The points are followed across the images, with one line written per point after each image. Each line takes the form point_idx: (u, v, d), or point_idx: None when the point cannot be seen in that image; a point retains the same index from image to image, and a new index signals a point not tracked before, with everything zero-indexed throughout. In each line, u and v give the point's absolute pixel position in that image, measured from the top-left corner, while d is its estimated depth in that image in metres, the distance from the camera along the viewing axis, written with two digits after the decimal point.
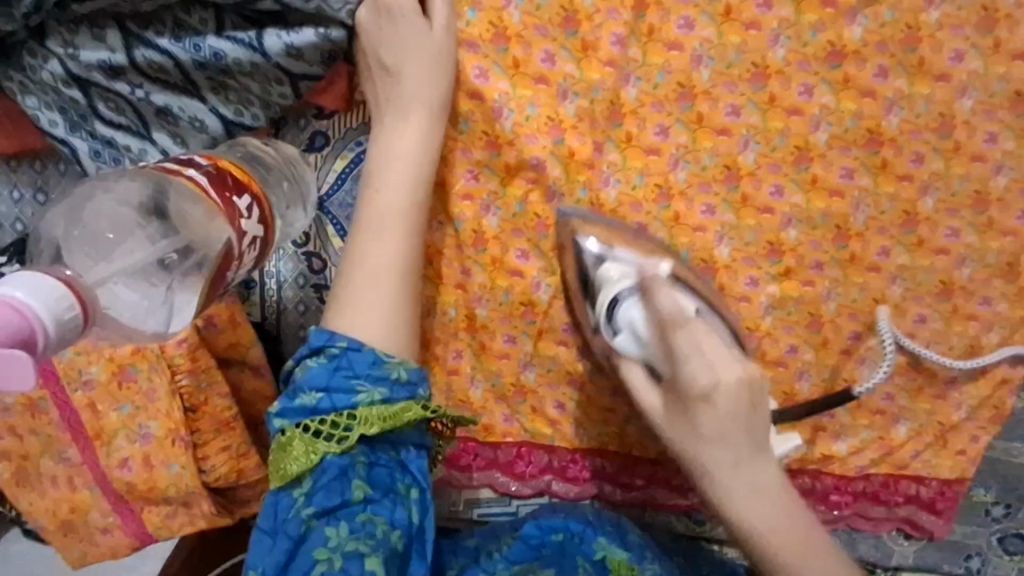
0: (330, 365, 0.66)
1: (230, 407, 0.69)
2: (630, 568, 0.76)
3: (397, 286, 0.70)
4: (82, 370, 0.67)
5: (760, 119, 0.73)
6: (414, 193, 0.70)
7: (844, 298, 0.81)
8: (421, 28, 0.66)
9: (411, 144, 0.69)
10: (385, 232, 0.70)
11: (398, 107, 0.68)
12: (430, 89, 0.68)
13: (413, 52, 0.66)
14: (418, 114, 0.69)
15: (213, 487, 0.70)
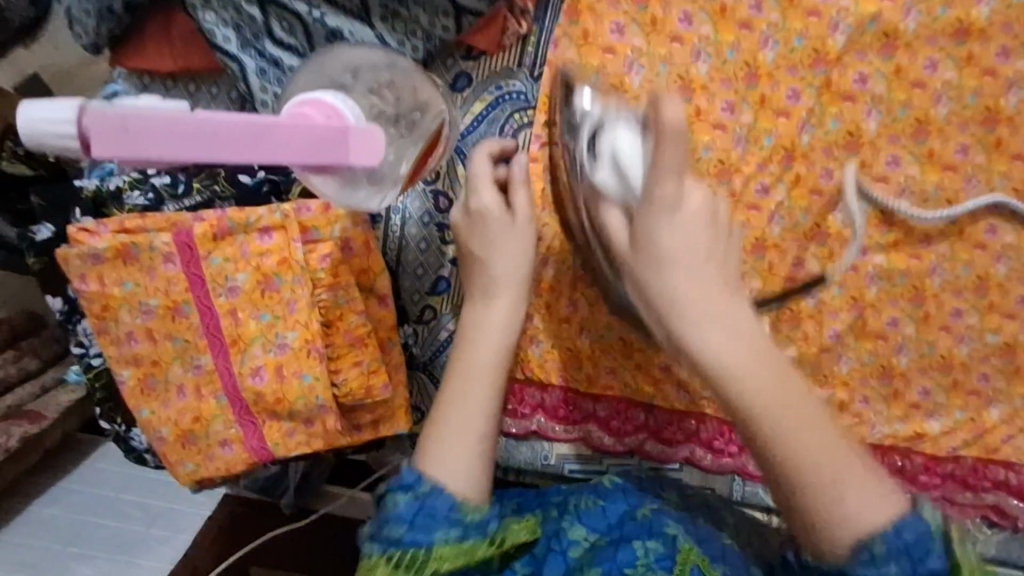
0: (414, 503, 0.61)
1: (365, 323, 0.71)
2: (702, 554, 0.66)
3: (477, 449, 0.65)
4: (229, 277, 0.69)
5: (886, 89, 0.77)
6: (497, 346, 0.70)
7: (949, 274, 0.83)
8: (506, 223, 0.70)
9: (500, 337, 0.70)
10: (465, 398, 0.67)
11: (485, 281, 0.70)
12: (515, 259, 0.70)
13: (500, 242, 0.70)
14: (500, 295, 0.70)
15: (342, 401, 0.71)
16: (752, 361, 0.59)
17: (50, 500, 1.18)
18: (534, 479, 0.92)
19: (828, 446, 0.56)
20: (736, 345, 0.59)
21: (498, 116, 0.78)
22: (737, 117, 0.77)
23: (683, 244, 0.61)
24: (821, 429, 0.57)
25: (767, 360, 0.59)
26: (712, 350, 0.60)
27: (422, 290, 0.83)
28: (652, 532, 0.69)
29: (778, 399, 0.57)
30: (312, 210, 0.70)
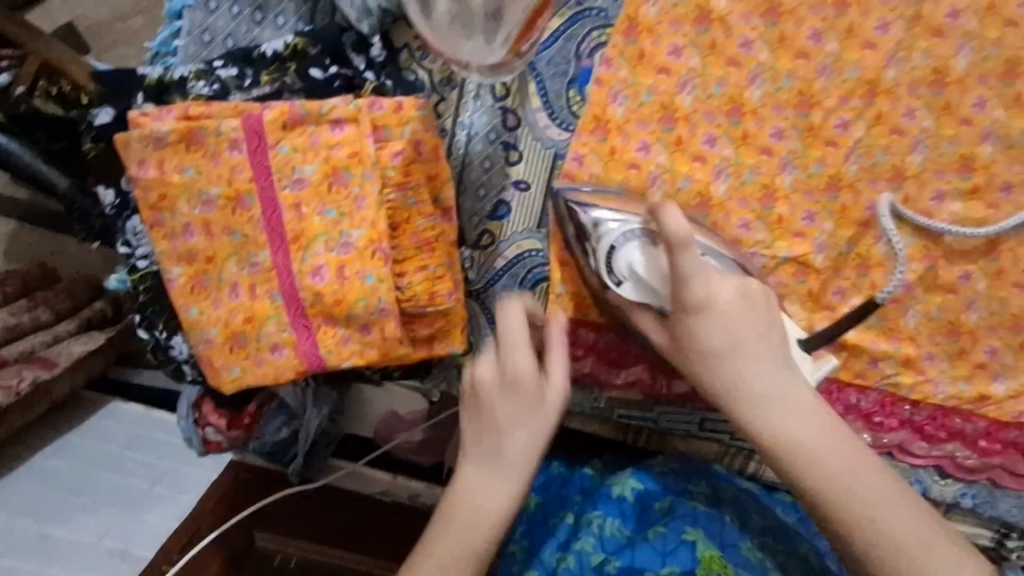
0: None
1: (434, 227, 0.68)
2: (723, 564, 0.68)
3: None
4: (295, 168, 0.66)
5: (978, 24, 0.76)
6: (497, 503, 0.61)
7: None
8: (538, 395, 0.63)
9: (498, 504, 0.61)
10: (454, 562, 0.58)
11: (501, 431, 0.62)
12: (533, 449, 0.63)
13: (525, 419, 0.63)
14: (517, 473, 0.62)
15: (406, 307, 0.68)
16: (856, 473, 0.56)
17: (52, 453, 1.02)
18: (579, 423, 0.91)
19: (853, 471, 0.57)
20: (779, 380, 0.61)
21: (578, 32, 0.77)
22: (825, 45, 0.77)
23: (727, 336, 0.62)
24: (855, 464, 0.57)
25: (809, 413, 0.59)
26: (785, 432, 0.59)
27: (482, 214, 0.81)
28: (665, 554, 0.69)
29: (871, 495, 0.55)
30: (383, 108, 0.68)
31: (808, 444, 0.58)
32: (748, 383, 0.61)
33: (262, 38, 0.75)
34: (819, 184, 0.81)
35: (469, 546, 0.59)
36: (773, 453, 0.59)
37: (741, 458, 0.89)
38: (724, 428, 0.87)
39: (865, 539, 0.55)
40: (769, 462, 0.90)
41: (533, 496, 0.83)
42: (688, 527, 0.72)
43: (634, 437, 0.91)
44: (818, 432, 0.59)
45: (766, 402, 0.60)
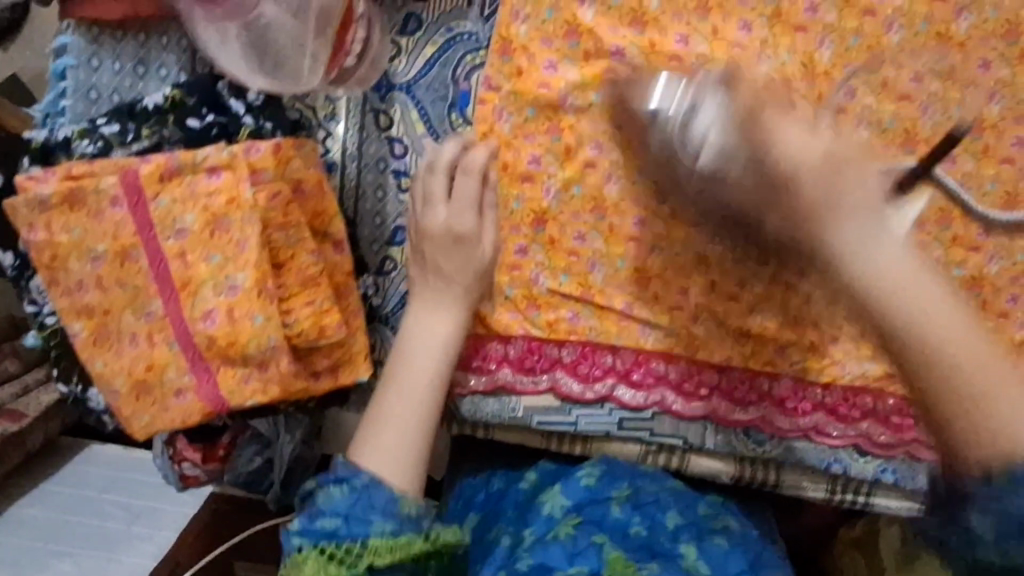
0: (351, 495, 0.68)
1: (316, 263, 0.70)
2: (625, 564, 0.71)
3: (415, 445, 0.73)
4: (177, 218, 0.68)
5: (836, 17, 0.80)
6: (423, 430, 0.74)
7: (913, 208, 0.83)
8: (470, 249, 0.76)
9: (442, 332, 0.76)
10: (387, 447, 0.72)
11: (443, 309, 0.76)
12: (462, 281, 0.76)
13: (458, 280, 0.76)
14: (451, 310, 0.76)
15: (295, 343, 0.70)
16: (944, 315, 0.50)
17: (27, 501, 1.16)
18: (502, 432, 0.91)
19: (978, 358, 0.50)
20: (896, 260, 0.51)
21: (452, 57, 0.78)
22: (693, 47, 0.78)
23: (891, 260, 0.51)
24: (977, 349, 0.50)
25: (925, 293, 0.51)
26: (873, 266, 0.51)
27: (381, 240, 0.82)
28: (574, 556, 0.72)
29: (957, 330, 0.50)
30: (261, 151, 0.70)
31: (926, 314, 0.50)
32: (873, 253, 0.52)
33: (147, 91, 0.77)
34: None
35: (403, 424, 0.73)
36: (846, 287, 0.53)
37: (664, 454, 0.92)
38: (642, 424, 0.89)
39: (954, 387, 0.50)
40: (691, 457, 0.92)
41: (473, 514, 0.88)
42: (598, 531, 0.76)
43: (558, 442, 0.91)
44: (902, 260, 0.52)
45: (892, 234, 0.53)
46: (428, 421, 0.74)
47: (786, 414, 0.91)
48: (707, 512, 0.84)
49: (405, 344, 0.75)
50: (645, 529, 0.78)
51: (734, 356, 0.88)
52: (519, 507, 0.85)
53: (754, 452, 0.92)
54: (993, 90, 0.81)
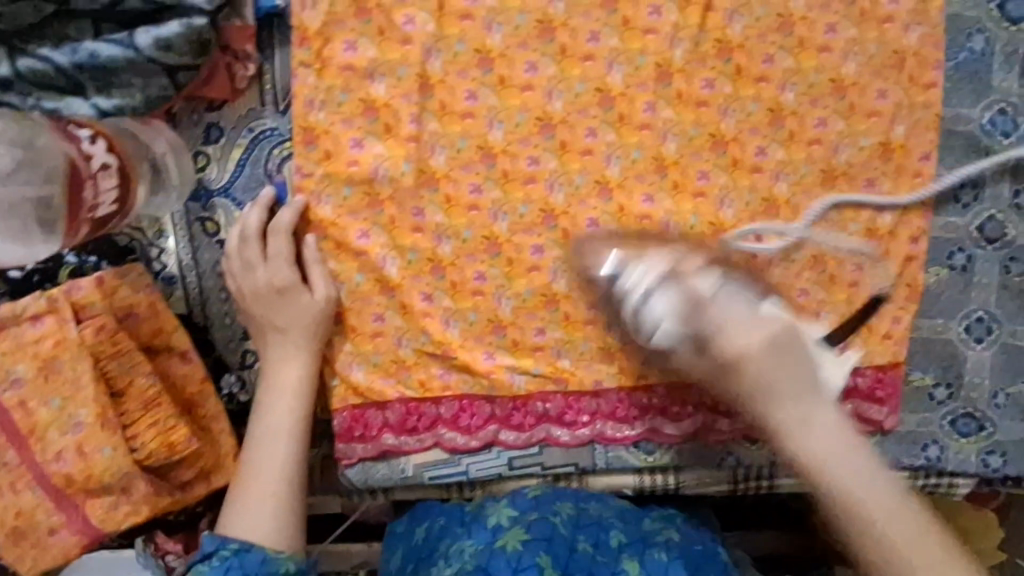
0: (222, 568, 0.70)
1: (154, 385, 0.72)
2: None
3: (284, 493, 0.77)
4: (8, 370, 0.70)
5: (618, 41, 0.82)
6: (296, 467, 0.79)
7: (738, 203, 0.90)
8: (303, 299, 0.81)
9: (292, 379, 0.81)
10: (263, 491, 0.77)
11: (288, 354, 0.81)
12: (303, 329, 0.82)
13: (302, 330, 0.82)
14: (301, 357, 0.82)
15: (146, 465, 0.72)
16: (841, 454, 0.78)
17: None
18: (402, 493, 0.94)
19: (901, 510, 0.76)
20: (836, 440, 0.79)
21: (259, 156, 0.80)
22: (482, 102, 0.81)
23: (824, 439, 0.78)
24: (876, 484, 0.77)
25: (831, 435, 0.79)
26: (813, 444, 0.78)
27: (236, 338, 0.84)
28: (517, 570, 0.77)
29: (846, 469, 0.78)
30: (84, 288, 0.72)
31: (854, 483, 0.77)
32: (810, 424, 0.79)
33: None
34: (533, 221, 0.86)
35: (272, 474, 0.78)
36: (797, 456, 0.80)
37: (562, 482, 0.95)
38: (533, 460, 0.93)
39: (836, 499, 0.77)
40: (587, 479, 0.95)
41: (421, 530, 0.90)
42: (543, 551, 0.80)
43: (457, 491, 0.95)
44: (839, 440, 0.79)
45: (823, 417, 0.80)
46: (298, 457, 0.80)
47: (670, 419, 0.94)
48: (653, 526, 0.90)
49: (266, 396, 0.81)
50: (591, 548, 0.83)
51: (606, 378, 0.92)
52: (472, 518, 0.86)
53: (647, 462, 0.95)
54: (783, 80, 0.87)
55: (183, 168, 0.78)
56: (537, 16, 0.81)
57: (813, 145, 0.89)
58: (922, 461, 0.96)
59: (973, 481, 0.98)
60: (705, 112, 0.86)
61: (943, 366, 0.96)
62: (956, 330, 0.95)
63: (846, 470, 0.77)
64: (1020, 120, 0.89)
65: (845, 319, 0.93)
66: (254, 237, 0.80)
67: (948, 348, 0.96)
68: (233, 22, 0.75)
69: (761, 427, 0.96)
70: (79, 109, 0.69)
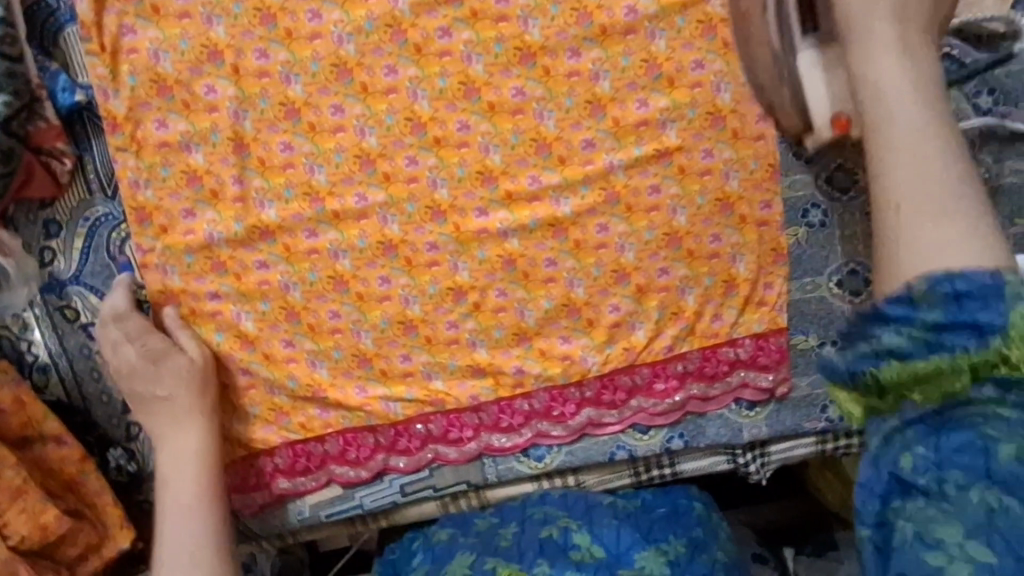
0: None
1: (20, 474, 0.77)
2: None
3: (204, 552, 0.79)
4: None
5: (418, 69, 0.83)
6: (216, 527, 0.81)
7: (574, 199, 0.88)
8: (179, 360, 0.84)
9: (190, 445, 0.84)
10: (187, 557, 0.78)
11: (172, 429, 0.84)
12: (184, 389, 0.84)
13: (184, 389, 0.84)
14: (194, 420, 0.85)
15: (22, 549, 0.76)
16: (931, 203, 0.59)
17: None
18: (309, 534, 0.96)
19: (942, 200, 0.59)
20: (914, 116, 0.62)
21: (100, 241, 0.84)
22: (298, 151, 0.84)
23: (911, 147, 0.61)
24: (956, 227, 0.58)
25: (931, 161, 0.61)
26: (894, 134, 0.62)
27: (117, 413, 0.89)
28: None
29: (927, 207, 0.59)
30: None
31: (938, 243, 0.58)
32: (901, 100, 0.63)
33: None
34: (373, 253, 0.87)
35: (189, 539, 0.80)
36: (877, 196, 0.62)
37: (459, 499, 0.96)
38: (423, 484, 0.94)
39: (885, 225, 0.61)
40: (484, 492, 0.96)
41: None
42: (492, 557, 0.85)
43: (362, 523, 0.96)
44: (935, 178, 0.60)
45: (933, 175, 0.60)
46: (216, 514, 0.82)
47: (556, 421, 0.94)
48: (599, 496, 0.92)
49: (167, 467, 0.83)
50: (550, 565, 0.84)
51: (481, 392, 0.92)
52: (419, 542, 0.92)
53: (539, 468, 0.95)
54: (593, 70, 0.85)
55: (23, 266, 0.83)
56: (334, 61, 0.82)
57: (640, 128, 0.87)
58: (824, 423, 0.97)
59: None
60: (523, 121, 0.86)
61: (824, 324, 0.95)
62: (828, 286, 0.94)
63: (924, 240, 0.58)
64: None
65: (709, 292, 0.93)
66: (114, 336, 0.84)
67: (826, 305, 0.94)
68: (38, 124, 0.79)
69: (650, 413, 0.94)
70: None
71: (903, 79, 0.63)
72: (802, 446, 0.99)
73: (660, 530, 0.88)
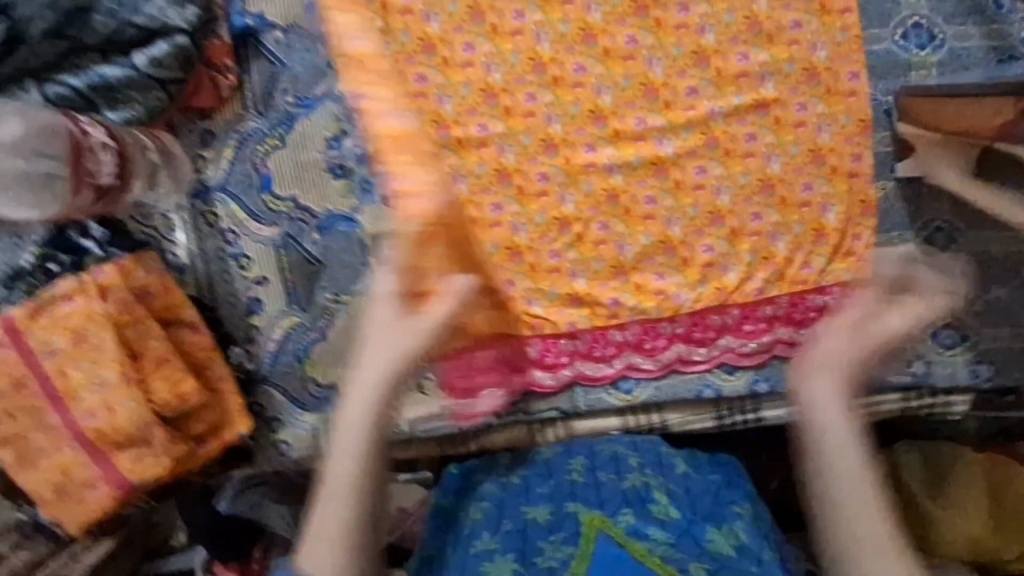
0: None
1: (165, 344, 0.85)
2: (601, 520, 0.83)
3: (355, 501, 0.69)
4: (49, 342, 0.83)
5: (543, 14, 0.93)
6: (365, 510, 0.69)
7: (676, 141, 0.95)
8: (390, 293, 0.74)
9: (390, 359, 0.71)
10: (328, 499, 0.69)
11: (377, 398, 0.71)
12: (390, 318, 0.72)
13: (383, 326, 0.72)
14: (390, 342, 0.71)
15: (161, 412, 0.84)
16: (853, 492, 0.72)
17: None
18: (398, 452, 1.01)
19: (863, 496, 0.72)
20: (853, 462, 0.73)
21: (247, 153, 0.94)
22: (431, 82, 0.93)
23: (835, 424, 0.75)
24: (858, 506, 0.72)
25: (859, 487, 0.73)
26: (824, 425, 0.75)
27: (241, 315, 0.96)
28: (555, 528, 0.83)
29: (861, 538, 0.71)
30: (107, 272, 0.85)
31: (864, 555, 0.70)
32: (820, 385, 0.77)
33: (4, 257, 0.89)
34: (488, 180, 0.95)
35: (342, 479, 0.69)
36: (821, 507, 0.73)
37: (547, 429, 1.00)
38: (515, 407, 0.98)
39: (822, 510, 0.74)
40: (572, 424, 1.00)
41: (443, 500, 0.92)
42: (570, 501, 0.85)
43: (451, 445, 1.01)
44: (852, 450, 0.74)
45: (865, 511, 0.72)
46: (369, 491, 0.69)
47: (646, 354, 0.98)
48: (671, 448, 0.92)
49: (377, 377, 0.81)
50: (635, 515, 0.83)
51: (579, 320, 0.97)
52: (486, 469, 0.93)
53: (628, 401, 0.99)
54: (700, 24, 0.94)
55: (178, 167, 0.94)
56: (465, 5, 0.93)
57: (740, 79, 0.94)
58: (909, 377, 0.99)
59: (967, 397, 1.00)
60: (633, 66, 0.94)
61: None
62: (915, 242, 0.98)
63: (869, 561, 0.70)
64: (935, 32, 0.94)
65: (799, 240, 0.97)
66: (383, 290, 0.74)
67: (916, 262, 0.98)
68: (213, 42, 0.92)
69: (737, 352, 0.98)
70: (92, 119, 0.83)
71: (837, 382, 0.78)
72: (886, 403, 1.01)
73: (728, 494, 0.88)
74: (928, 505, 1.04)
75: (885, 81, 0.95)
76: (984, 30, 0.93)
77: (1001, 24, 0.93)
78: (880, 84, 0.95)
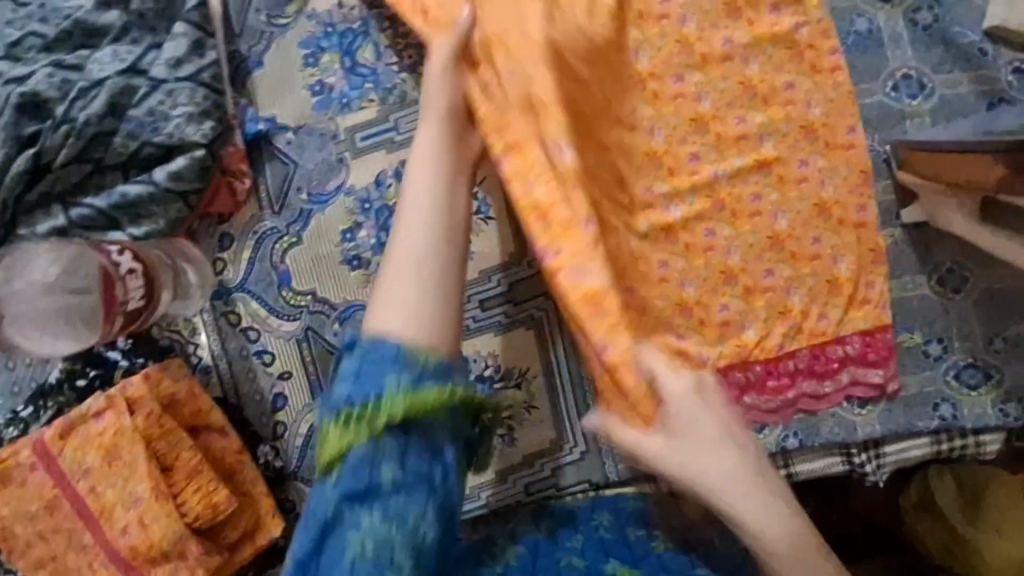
0: (356, 374, 0.61)
1: (195, 454, 0.85)
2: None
3: (429, 276, 0.64)
4: (81, 461, 0.84)
5: None
6: (431, 284, 0.64)
7: (683, 206, 0.97)
8: (433, 121, 0.77)
9: (427, 139, 0.74)
10: (401, 269, 0.64)
11: (439, 164, 0.72)
12: (442, 98, 0.79)
13: (429, 127, 0.76)
14: (429, 121, 0.77)
15: (194, 525, 0.83)
16: (782, 549, 0.69)
17: None
18: None
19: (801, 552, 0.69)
20: (769, 511, 0.69)
21: (265, 251, 0.96)
22: None
23: (717, 479, 0.70)
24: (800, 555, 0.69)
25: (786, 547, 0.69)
26: (690, 477, 0.71)
27: (266, 411, 0.95)
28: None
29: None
30: (134, 386, 0.86)
31: None
32: (670, 440, 0.72)
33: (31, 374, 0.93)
34: None
35: (414, 260, 0.65)
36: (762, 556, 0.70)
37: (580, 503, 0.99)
38: (546, 482, 0.99)
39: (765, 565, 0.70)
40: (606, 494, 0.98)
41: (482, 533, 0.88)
42: (609, 557, 0.76)
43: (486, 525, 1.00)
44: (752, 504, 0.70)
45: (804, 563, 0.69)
46: (446, 270, 0.65)
47: None
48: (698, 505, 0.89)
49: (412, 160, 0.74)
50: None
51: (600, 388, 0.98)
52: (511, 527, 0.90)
53: None
54: (696, 92, 0.97)
55: (202, 271, 0.95)
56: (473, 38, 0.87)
57: (739, 141, 0.97)
58: (937, 421, 0.98)
59: (1000, 435, 0.99)
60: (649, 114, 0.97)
61: (929, 322, 0.99)
62: (928, 285, 0.99)
63: None
64: (924, 81, 0.96)
65: (814, 293, 0.97)
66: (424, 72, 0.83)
67: (930, 304, 0.99)
68: (227, 149, 0.94)
69: (763, 410, 0.99)
70: (118, 236, 0.88)
71: (669, 443, 0.72)
72: (918, 447, 1.00)
73: None
74: (970, 534, 1.04)
75: (880, 133, 0.97)
76: (971, 76, 0.95)
77: (987, 70, 0.95)
78: (874, 137, 0.98)
